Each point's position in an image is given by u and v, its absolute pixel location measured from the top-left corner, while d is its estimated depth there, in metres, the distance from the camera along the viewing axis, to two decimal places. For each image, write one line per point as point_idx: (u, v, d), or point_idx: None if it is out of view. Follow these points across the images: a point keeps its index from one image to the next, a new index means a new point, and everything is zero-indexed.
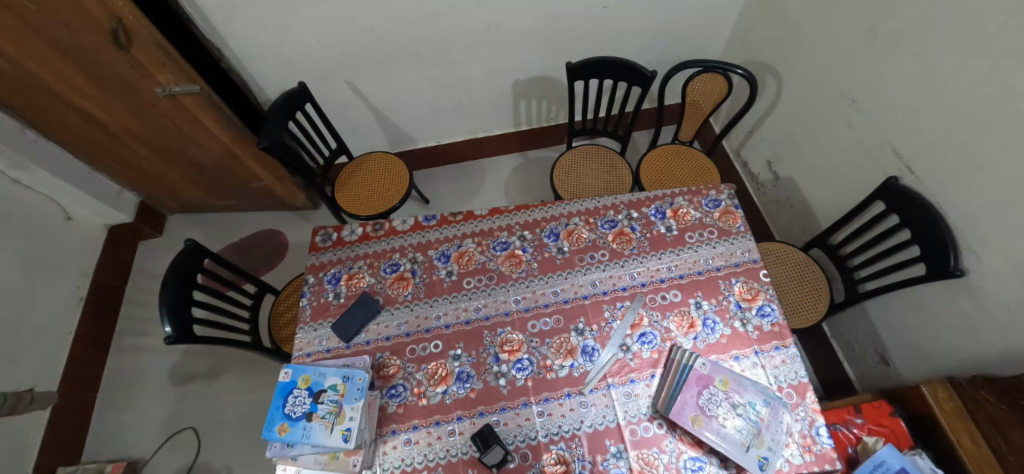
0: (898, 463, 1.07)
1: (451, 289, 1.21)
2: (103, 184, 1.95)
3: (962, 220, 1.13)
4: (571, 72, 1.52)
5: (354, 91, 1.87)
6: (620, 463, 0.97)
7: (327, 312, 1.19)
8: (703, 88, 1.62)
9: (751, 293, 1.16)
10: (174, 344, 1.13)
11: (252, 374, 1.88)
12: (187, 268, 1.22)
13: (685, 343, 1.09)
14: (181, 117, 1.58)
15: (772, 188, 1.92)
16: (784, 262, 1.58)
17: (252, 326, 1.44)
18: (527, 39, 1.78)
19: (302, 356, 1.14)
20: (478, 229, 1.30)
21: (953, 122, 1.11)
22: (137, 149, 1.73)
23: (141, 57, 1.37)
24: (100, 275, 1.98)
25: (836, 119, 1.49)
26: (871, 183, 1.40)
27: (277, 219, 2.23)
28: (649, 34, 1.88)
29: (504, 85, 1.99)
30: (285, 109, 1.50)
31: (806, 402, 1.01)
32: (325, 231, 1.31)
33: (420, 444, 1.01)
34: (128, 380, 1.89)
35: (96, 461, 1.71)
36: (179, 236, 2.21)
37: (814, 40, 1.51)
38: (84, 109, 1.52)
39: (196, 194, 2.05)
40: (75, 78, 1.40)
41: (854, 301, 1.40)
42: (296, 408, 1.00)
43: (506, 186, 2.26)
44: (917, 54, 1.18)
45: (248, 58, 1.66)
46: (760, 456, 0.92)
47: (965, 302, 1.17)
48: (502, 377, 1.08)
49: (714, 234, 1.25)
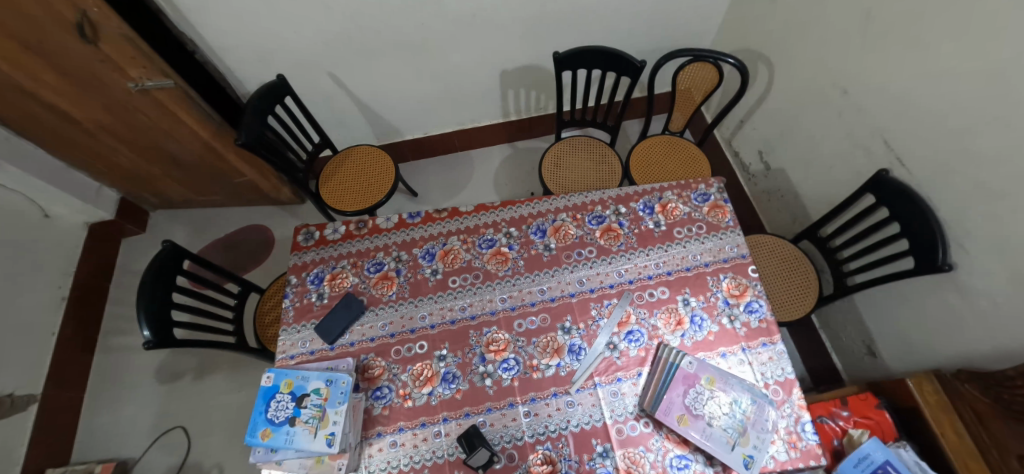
0: (882, 456, 1.10)
1: (437, 288, 1.19)
2: (81, 180, 1.90)
3: (951, 214, 1.12)
4: (558, 62, 1.47)
5: (337, 82, 1.82)
6: (606, 462, 0.97)
7: (310, 313, 1.17)
8: (695, 76, 1.59)
9: (739, 290, 1.15)
10: (153, 349, 1.10)
11: (241, 372, 1.87)
12: (165, 270, 1.19)
13: (672, 341, 1.08)
14: (157, 113, 1.53)
15: (764, 179, 1.90)
16: (773, 255, 1.57)
17: (236, 326, 1.42)
18: (513, 28, 1.74)
19: (285, 359, 1.12)
20: (463, 226, 1.27)
21: (948, 115, 1.09)
22: (113, 145, 1.67)
23: (110, 51, 1.32)
24: (83, 274, 1.94)
25: (828, 109, 1.47)
26: (860, 174, 1.38)
27: (261, 214, 2.19)
28: (640, 21, 1.83)
29: (491, 76, 1.95)
30: (264, 102, 1.45)
31: (792, 399, 1.01)
32: (307, 230, 1.28)
33: (406, 446, 1.01)
34: (115, 380, 1.87)
35: (85, 461, 1.70)
36: (162, 232, 2.16)
37: (806, 27, 1.47)
38: (55, 106, 1.45)
39: (178, 189, 2.00)
40: (43, 75, 1.34)
41: (843, 293, 1.40)
42: (279, 413, 0.99)
43: (495, 178, 2.23)
44: (911, 44, 1.15)
45: (224, 50, 1.60)
46: (746, 454, 0.93)
47: (952, 296, 1.17)
48: (488, 377, 1.07)
49: (703, 229, 1.23)
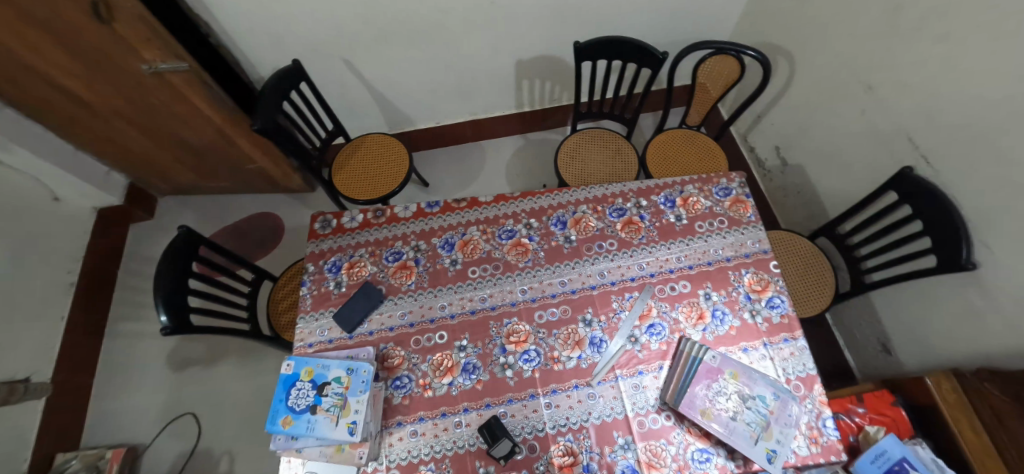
0: (899, 453, 1.10)
1: (456, 278, 1.18)
2: (90, 164, 1.88)
3: (976, 214, 1.11)
4: (578, 52, 1.45)
5: (351, 69, 1.80)
6: (628, 454, 0.97)
7: (328, 301, 1.16)
8: (715, 69, 1.57)
9: (761, 285, 1.14)
10: (171, 335, 1.09)
11: (251, 360, 1.86)
12: (180, 256, 1.18)
13: (694, 335, 1.08)
14: (169, 97, 1.50)
15: (780, 175, 1.90)
16: (790, 252, 1.56)
17: (251, 313, 1.41)
18: (531, 18, 1.71)
19: (303, 347, 1.11)
20: (483, 216, 1.26)
21: (977, 113, 1.07)
22: (123, 129, 1.65)
23: (124, 32, 1.29)
24: (92, 260, 1.92)
25: (850, 105, 1.46)
26: (882, 171, 1.37)
27: (272, 202, 2.17)
28: (659, 13, 1.81)
29: (507, 65, 1.92)
30: (279, 88, 1.43)
31: (814, 394, 1.01)
32: (324, 217, 1.27)
33: (426, 436, 1.00)
34: (125, 366, 1.86)
35: (96, 446, 1.70)
36: (171, 219, 2.15)
37: (830, 22, 1.45)
38: (66, 88, 1.43)
39: (188, 175, 1.98)
40: (56, 56, 1.31)
41: (861, 290, 1.39)
42: (299, 401, 0.99)
43: (507, 169, 2.21)
44: (941, 39, 1.13)
45: (238, 34, 1.58)
46: (768, 449, 0.93)
47: (973, 295, 1.16)
48: (509, 369, 1.06)
49: (725, 224, 1.22)
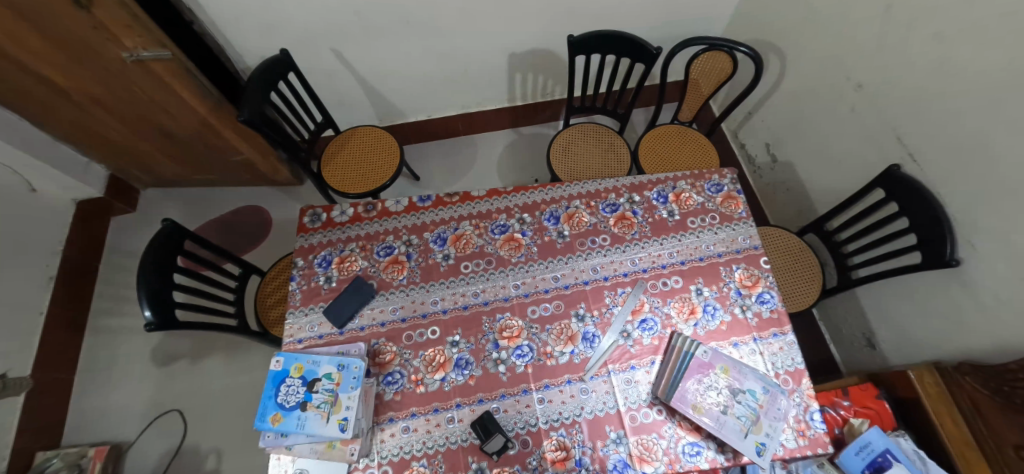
0: (882, 444, 1.15)
1: (449, 273, 1.17)
2: (68, 155, 1.82)
3: (961, 211, 1.13)
4: (572, 45, 1.43)
5: (340, 60, 1.76)
6: (620, 449, 0.97)
7: (318, 297, 1.15)
8: (707, 65, 1.58)
9: (751, 280, 1.15)
10: (155, 331, 1.07)
11: (239, 356, 1.83)
12: (164, 250, 1.15)
13: (685, 329, 1.09)
14: (150, 85, 1.46)
15: (770, 172, 1.92)
16: (779, 248, 1.58)
17: (238, 309, 1.38)
18: (524, 10, 1.69)
19: (292, 343, 1.09)
20: (476, 211, 1.25)
21: (963, 112, 1.09)
22: (102, 118, 1.60)
23: (105, 18, 1.25)
24: (71, 253, 1.87)
25: (840, 103, 1.47)
26: (871, 169, 1.39)
27: (259, 195, 2.13)
28: (652, 8, 1.80)
29: (499, 58, 1.90)
30: (266, 77, 1.39)
31: (802, 388, 1.03)
32: (313, 211, 1.24)
33: (418, 432, 0.99)
34: (107, 362, 1.82)
35: (78, 444, 1.67)
36: (154, 211, 2.10)
37: (821, 19, 1.46)
38: (42, 75, 1.38)
39: (171, 167, 1.93)
40: (30, 41, 1.25)
41: (847, 286, 1.42)
42: (289, 398, 0.97)
43: (499, 163, 2.20)
44: (930, 38, 1.14)
45: (224, 22, 1.53)
46: (758, 442, 0.94)
47: (956, 291, 1.19)
48: (502, 364, 1.06)
49: (716, 220, 1.23)
